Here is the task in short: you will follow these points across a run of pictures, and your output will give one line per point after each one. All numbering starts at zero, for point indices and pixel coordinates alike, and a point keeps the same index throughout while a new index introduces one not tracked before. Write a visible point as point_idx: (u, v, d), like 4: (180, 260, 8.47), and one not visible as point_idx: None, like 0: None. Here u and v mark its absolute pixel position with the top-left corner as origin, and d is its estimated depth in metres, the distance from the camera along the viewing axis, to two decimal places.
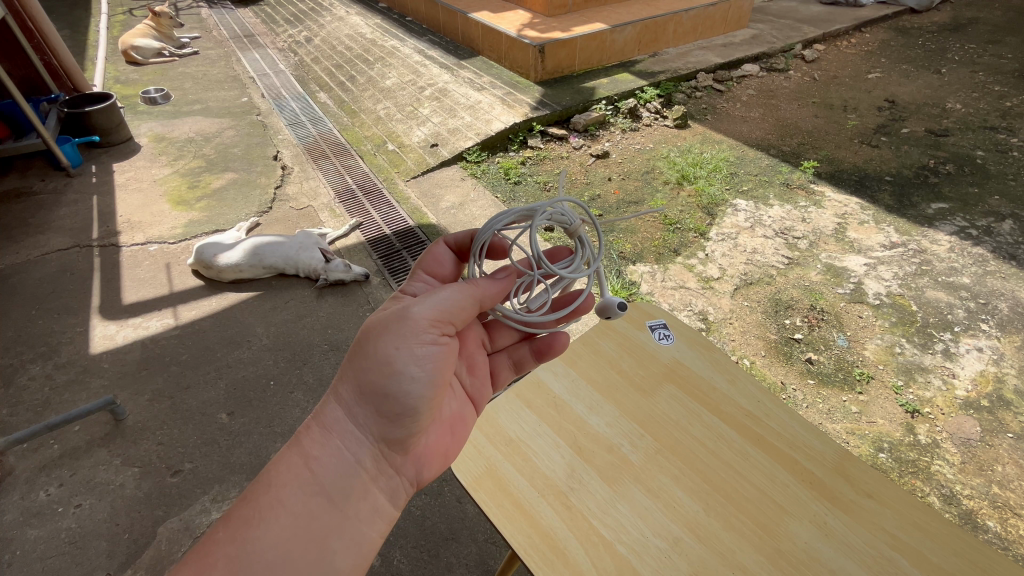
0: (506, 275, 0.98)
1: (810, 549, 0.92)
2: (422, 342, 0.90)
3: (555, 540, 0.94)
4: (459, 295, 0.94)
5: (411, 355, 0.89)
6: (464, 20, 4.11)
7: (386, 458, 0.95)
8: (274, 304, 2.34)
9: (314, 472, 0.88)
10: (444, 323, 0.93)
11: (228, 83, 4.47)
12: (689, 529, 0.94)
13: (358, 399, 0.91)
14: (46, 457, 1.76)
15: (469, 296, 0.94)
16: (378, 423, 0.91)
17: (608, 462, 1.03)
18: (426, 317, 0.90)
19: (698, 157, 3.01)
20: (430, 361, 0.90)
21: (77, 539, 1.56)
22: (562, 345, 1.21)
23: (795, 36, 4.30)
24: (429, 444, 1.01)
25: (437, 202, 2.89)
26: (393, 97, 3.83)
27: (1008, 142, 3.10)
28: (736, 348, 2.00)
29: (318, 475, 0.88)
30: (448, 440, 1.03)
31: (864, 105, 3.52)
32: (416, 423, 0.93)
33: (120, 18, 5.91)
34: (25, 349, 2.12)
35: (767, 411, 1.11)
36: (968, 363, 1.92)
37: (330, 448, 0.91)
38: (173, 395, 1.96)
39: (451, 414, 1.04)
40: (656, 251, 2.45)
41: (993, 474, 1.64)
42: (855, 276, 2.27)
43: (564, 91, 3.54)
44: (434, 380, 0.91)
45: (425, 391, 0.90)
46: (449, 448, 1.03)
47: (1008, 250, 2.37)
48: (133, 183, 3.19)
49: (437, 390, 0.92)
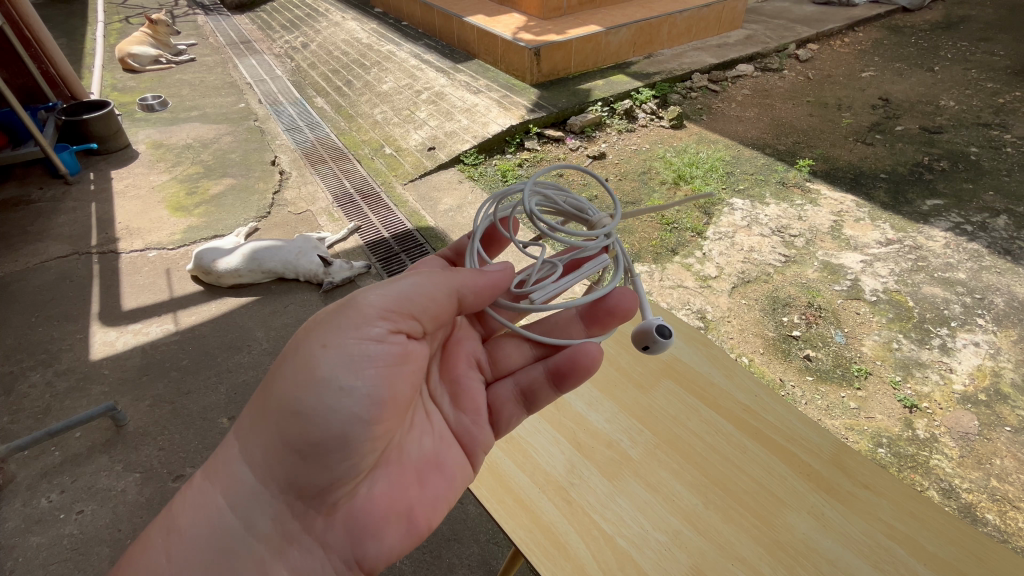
0: (502, 270, 1.03)
1: (808, 540, 0.92)
2: (360, 348, 0.91)
3: (556, 534, 0.94)
4: (424, 283, 0.97)
5: (330, 377, 0.88)
6: (460, 25, 4.13)
7: (304, 514, 0.90)
8: (273, 309, 2.35)
9: (209, 532, 0.89)
10: (404, 318, 0.96)
11: (225, 89, 4.49)
12: (687, 522, 0.95)
13: (262, 434, 0.90)
14: (47, 464, 1.76)
15: (446, 283, 0.98)
16: (290, 465, 0.88)
17: (607, 457, 1.04)
18: (376, 309, 0.95)
19: (694, 158, 3.02)
20: (366, 375, 0.90)
21: (79, 545, 1.56)
22: (587, 359, 1.02)
23: (788, 36, 4.33)
24: (376, 495, 0.92)
25: (434, 206, 2.90)
26: (390, 102, 3.85)
27: (1001, 138, 3.12)
28: (734, 346, 2.01)
29: (207, 536, 0.89)
30: (402, 490, 0.93)
31: (858, 103, 3.54)
32: (345, 458, 0.88)
33: (116, 26, 5.91)
34: (25, 356, 2.13)
35: (764, 403, 1.12)
36: (965, 357, 1.93)
37: (223, 501, 0.90)
38: (174, 401, 1.96)
39: (415, 459, 0.97)
40: (654, 251, 2.46)
41: (992, 467, 1.65)
42: (852, 273, 2.28)
43: (560, 93, 3.56)
44: (377, 395, 0.90)
45: (359, 408, 0.88)
46: (406, 501, 0.93)
47: (1004, 245, 2.39)
48: (131, 190, 3.19)
49: (377, 409, 0.90)
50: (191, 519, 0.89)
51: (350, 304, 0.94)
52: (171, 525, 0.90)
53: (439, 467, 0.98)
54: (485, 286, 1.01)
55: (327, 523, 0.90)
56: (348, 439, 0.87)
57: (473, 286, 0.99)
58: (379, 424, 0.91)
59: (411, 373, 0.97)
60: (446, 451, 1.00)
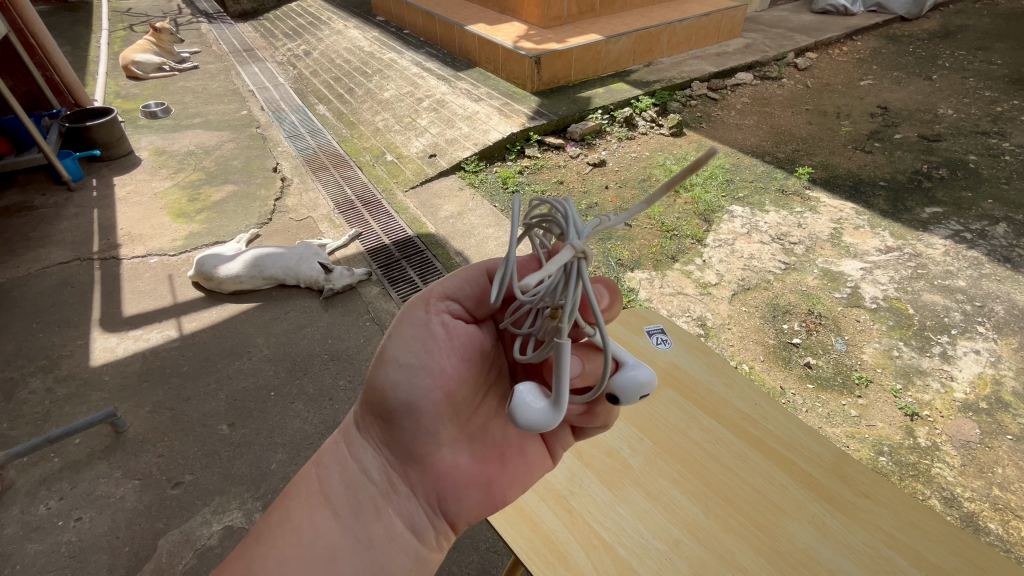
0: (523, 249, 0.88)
1: (809, 549, 0.92)
2: (414, 325, 0.88)
3: (556, 543, 0.94)
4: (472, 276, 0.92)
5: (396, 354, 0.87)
6: (461, 34, 4.16)
7: (402, 469, 0.89)
8: (273, 316, 2.35)
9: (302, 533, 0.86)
10: (445, 300, 0.90)
11: (227, 97, 4.52)
12: (688, 531, 0.95)
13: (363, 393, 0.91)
14: (46, 470, 1.76)
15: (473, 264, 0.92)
16: (381, 426, 0.89)
17: (607, 466, 1.04)
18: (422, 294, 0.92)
19: (694, 165, 3.04)
20: (425, 350, 0.87)
21: (77, 552, 1.56)
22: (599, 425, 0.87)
23: (787, 44, 4.36)
24: (459, 466, 0.89)
25: (435, 212, 2.91)
26: (391, 109, 3.87)
27: (1000, 146, 3.14)
28: (735, 353, 2.01)
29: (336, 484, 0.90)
30: (485, 465, 0.89)
31: (857, 111, 3.56)
32: (420, 426, 0.86)
33: (120, 34, 5.96)
34: (25, 362, 2.13)
35: (764, 411, 1.12)
36: (966, 365, 1.93)
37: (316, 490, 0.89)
38: (174, 407, 1.96)
39: (495, 437, 0.91)
40: (654, 258, 2.46)
41: (994, 476, 1.64)
42: (851, 281, 2.29)
43: (560, 101, 3.58)
44: (440, 369, 0.86)
45: (425, 379, 0.86)
46: (489, 475, 0.90)
47: (1003, 252, 2.40)
48: (133, 197, 3.21)
49: (445, 380, 0.86)
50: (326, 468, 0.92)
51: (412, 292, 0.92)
52: (316, 466, 0.93)
53: (519, 450, 0.92)
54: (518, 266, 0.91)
55: (422, 483, 0.89)
56: (427, 403, 0.86)
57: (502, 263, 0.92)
58: (456, 390, 0.87)
59: (473, 349, 0.89)
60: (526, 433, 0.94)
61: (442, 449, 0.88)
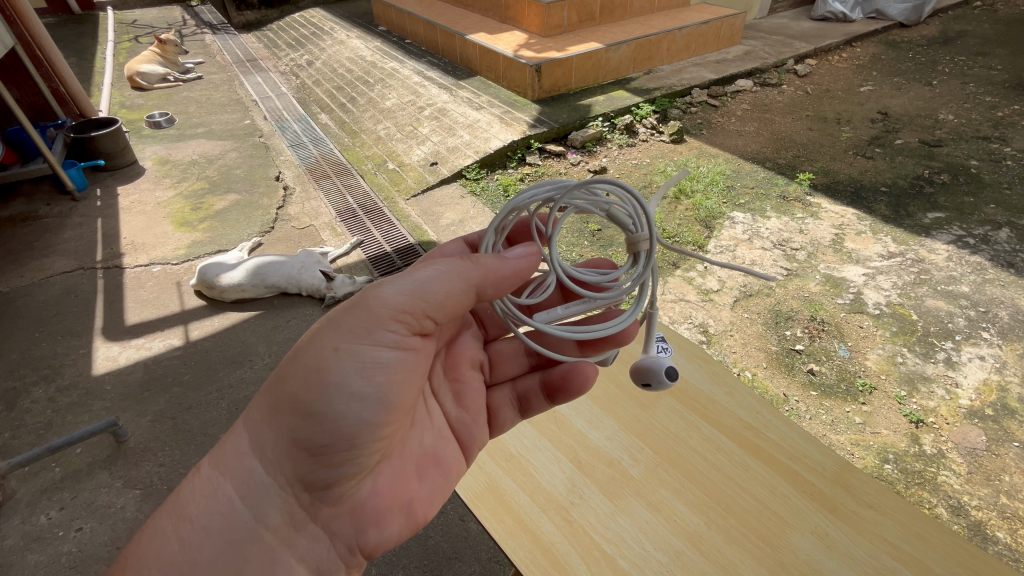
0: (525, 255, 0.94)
1: (812, 561, 0.91)
2: (375, 350, 0.88)
3: (556, 554, 0.93)
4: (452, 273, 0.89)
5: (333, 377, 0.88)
6: (462, 43, 4.19)
7: (310, 504, 0.90)
8: (275, 324, 2.35)
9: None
10: (415, 320, 0.91)
11: (230, 106, 4.55)
12: (690, 543, 0.94)
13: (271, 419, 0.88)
14: (47, 480, 1.76)
15: (461, 279, 0.90)
16: (301, 457, 0.87)
17: (608, 476, 1.03)
18: (387, 314, 0.89)
19: (695, 172, 3.04)
20: (379, 376, 0.88)
21: (78, 563, 1.55)
22: (582, 379, 1.04)
23: (786, 51, 4.38)
24: (379, 502, 0.92)
25: (436, 219, 2.90)
26: (392, 118, 3.89)
27: (1001, 151, 3.13)
28: (737, 361, 1.99)
29: (217, 524, 0.87)
30: (407, 489, 0.95)
31: (857, 117, 3.57)
32: (349, 460, 0.87)
33: (125, 45, 6.02)
34: (27, 372, 2.13)
35: (765, 420, 1.11)
36: (971, 372, 1.92)
37: (181, 539, 0.86)
38: (176, 416, 1.96)
39: (417, 450, 0.98)
40: (655, 265, 2.46)
41: (1001, 484, 1.62)
42: (854, 287, 2.28)
43: (561, 109, 3.60)
44: (381, 405, 0.89)
45: (369, 411, 0.87)
46: (412, 503, 0.95)
47: (1006, 258, 2.38)
48: (137, 206, 3.23)
49: (388, 411, 0.89)
50: (202, 505, 0.88)
51: (350, 302, 0.90)
52: (185, 513, 0.88)
53: (435, 461, 1.00)
54: (508, 273, 0.92)
55: (336, 519, 0.91)
56: (358, 439, 0.87)
57: (494, 274, 0.91)
58: (393, 417, 0.91)
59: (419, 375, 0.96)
60: (445, 447, 1.02)
61: (363, 479, 0.91)
